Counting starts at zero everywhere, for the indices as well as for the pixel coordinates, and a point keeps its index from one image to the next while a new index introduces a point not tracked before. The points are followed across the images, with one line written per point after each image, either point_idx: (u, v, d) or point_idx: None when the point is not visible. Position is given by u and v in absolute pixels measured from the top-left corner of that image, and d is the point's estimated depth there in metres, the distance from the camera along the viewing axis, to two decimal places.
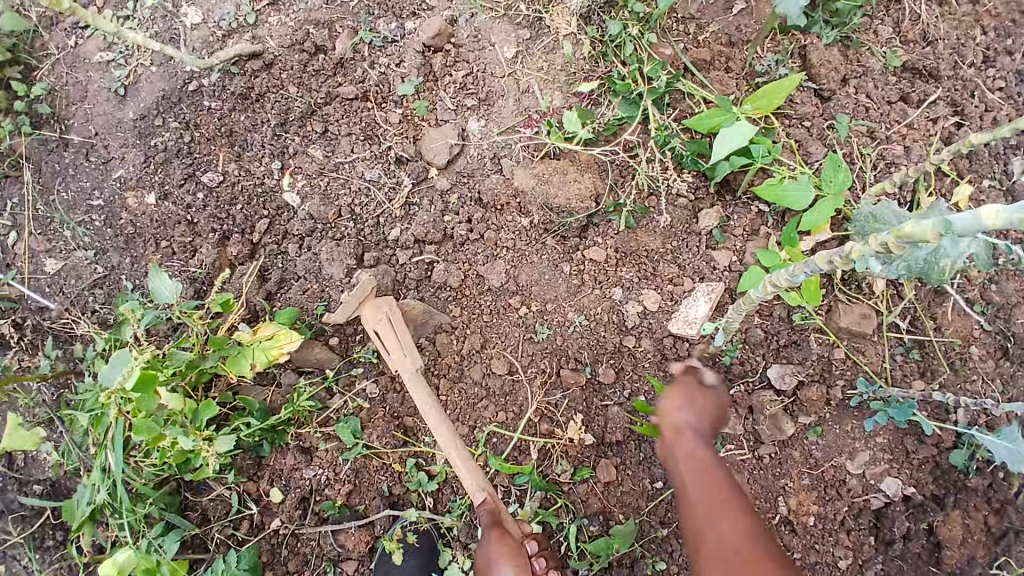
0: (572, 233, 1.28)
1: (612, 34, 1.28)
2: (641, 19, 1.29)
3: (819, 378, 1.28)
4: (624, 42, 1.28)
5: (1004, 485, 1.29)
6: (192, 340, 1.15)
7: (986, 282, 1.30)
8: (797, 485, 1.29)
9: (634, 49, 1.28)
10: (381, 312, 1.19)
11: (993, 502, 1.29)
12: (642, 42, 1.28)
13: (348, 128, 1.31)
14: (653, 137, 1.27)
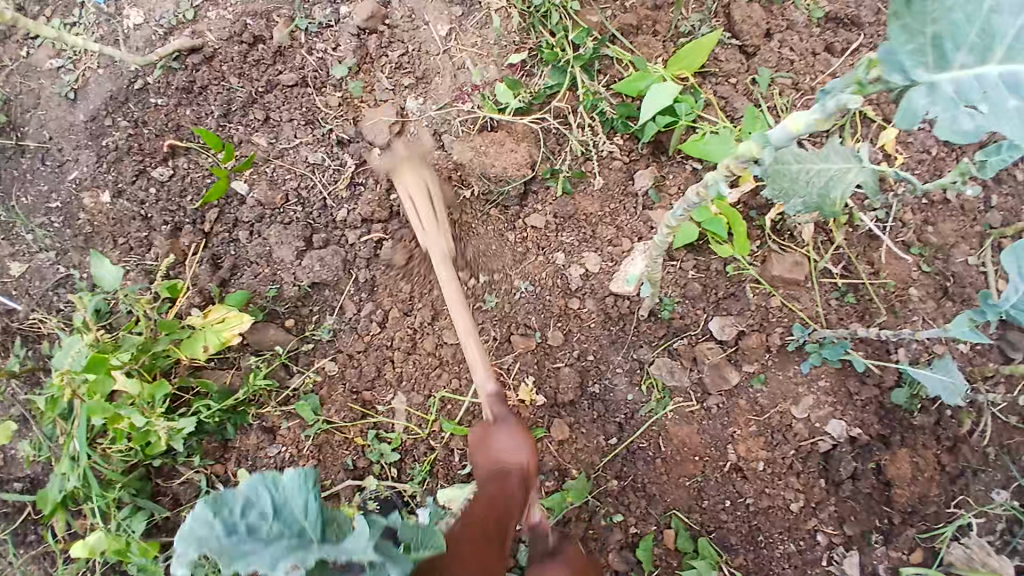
0: (511, 201, 1.33)
1: (540, 4, 1.33)
2: None
3: (760, 328, 1.32)
4: (549, 12, 1.33)
5: (953, 423, 1.33)
6: (143, 324, 1.22)
7: (921, 224, 1.34)
8: (744, 433, 1.33)
9: (559, 18, 1.33)
10: (425, 183, 1.28)
11: (944, 441, 1.33)
12: (567, 10, 1.33)
13: (290, 113, 1.35)
14: (582, 102, 1.32)
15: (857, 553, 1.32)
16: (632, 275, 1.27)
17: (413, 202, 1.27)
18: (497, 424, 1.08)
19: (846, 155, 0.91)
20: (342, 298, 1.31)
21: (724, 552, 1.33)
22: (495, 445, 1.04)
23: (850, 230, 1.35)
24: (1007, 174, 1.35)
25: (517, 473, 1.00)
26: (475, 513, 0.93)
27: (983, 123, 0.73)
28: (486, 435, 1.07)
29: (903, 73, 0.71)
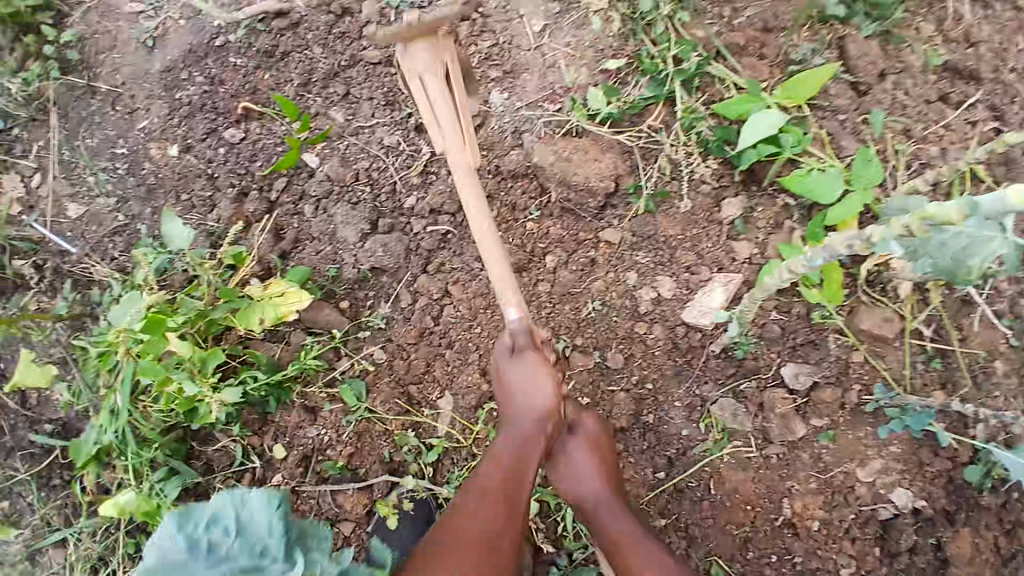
0: (589, 211, 1.28)
1: (647, 9, 1.27)
2: None
3: (834, 381, 1.24)
4: (654, 21, 1.27)
5: (1018, 507, 1.24)
6: (203, 289, 1.17)
7: (1015, 294, 1.25)
8: (802, 488, 1.24)
9: (665, 28, 1.27)
10: (484, 201, 1.25)
11: (1004, 523, 1.24)
12: (672, 22, 1.27)
13: (370, 91, 1.30)
14: (679, 120, 1.25)
15: None
16: (720, 311, 1.22)
17: (475, 223, 1.23)
18: (512, 358, 1.02)
19: (990, 220, 0.77)
20: (398, 288, 1.25)
21: None
22: (510, 382, 1.02)
23: (946, 290, 1.26)
24: None
25: (529, 410, 1.01)
26: (502, 450, 1.01)
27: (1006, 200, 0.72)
28: (503, 374, 1.04)
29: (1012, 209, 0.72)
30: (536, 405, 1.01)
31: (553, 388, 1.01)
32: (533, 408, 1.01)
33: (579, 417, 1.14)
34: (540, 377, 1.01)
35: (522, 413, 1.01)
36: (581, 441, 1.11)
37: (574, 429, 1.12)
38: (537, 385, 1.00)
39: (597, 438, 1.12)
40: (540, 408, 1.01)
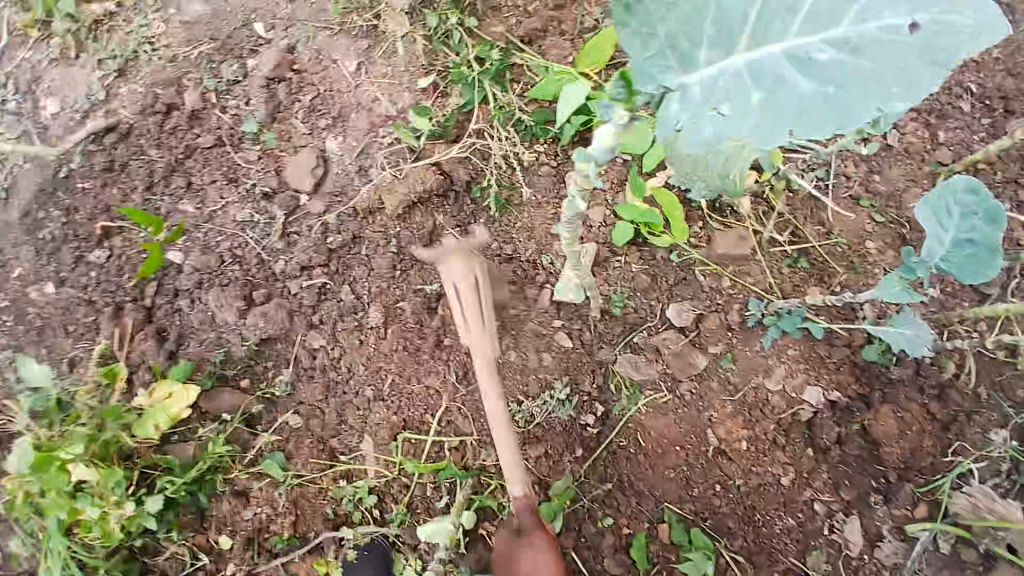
0: (449, 224, 1.31)
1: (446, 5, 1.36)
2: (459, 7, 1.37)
3: (715, 312, 1.31)
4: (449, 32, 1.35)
5: (935, 370, 1.34)
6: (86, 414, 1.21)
7: (867, 172, 1.32)
8: (722, 413, 1.33)
9: (461, 36, 1.35)
10: (471, 272, 1.21)
11: (931, 390, 1.33)
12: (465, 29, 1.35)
13: (210, 175, 1.33)
14: (495, 115, 1.32)
15: (859, 517, 1.32)
16: (562, 282, 1.26)
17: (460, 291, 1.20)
18: (522, 541, 1.16)
19: None
20: (294, 350, 1.29)
21: (722, 537, 1.32)
22: (506, 485, 1.17)
23: (790, 194, 1.33)
24: (950, 108, 1.37)
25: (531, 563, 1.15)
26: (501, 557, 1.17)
27: (721, 130, 0.79)
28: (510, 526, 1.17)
29: (652, 80, 0.80)
30: (523, 504, 1.17)
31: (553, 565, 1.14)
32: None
33: (525, 504, 1.22)
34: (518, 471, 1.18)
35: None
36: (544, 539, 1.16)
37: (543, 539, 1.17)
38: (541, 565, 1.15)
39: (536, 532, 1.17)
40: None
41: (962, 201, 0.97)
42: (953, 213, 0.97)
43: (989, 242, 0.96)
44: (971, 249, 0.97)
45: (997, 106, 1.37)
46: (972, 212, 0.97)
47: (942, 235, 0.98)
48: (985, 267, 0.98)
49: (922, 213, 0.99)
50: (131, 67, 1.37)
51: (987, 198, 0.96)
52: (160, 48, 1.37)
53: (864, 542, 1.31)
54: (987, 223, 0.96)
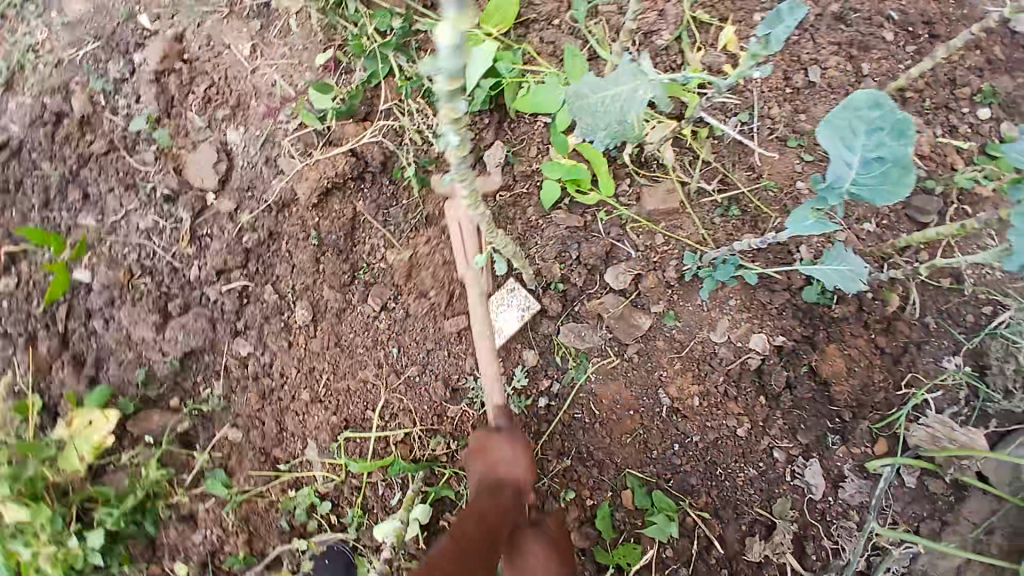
0: (370, 211, 1.26)
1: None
2: None
3: (651, 273, 1.28)
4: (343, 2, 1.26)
5: (882, 305, 1.31)
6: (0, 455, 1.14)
7: (792, 114, 1.28)
8: (671, 373, 1.30)
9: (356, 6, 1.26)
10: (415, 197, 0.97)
11: (879, 324, 1.31)
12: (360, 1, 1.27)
13: (110, 184, 1.25)
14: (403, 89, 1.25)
15: (819, 459, 1.31)
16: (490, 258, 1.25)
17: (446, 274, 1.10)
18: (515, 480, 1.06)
19: (633, 72, 0.98)
20: (223, 359, 1.24)
21: (684, 496, 1.31)
22: (497, 458, 1.06)
23: (715, 141, 1.29)
24: (874, 38, 1.30)
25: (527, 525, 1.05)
26: (480, 504, 0.99)
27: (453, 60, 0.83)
28: (488, 442, 1.09)
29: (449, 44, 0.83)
30: (513, 481, 1.03)
31: (528, 468, 1.06)
32: (516, 480, 1.03)
33: (535, 468, 1.13)
34: (519, 452, 1.07)
35: (506, 486, 1.02)
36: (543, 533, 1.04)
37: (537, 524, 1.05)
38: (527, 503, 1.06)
39: (535, 487, 1.05)
40: (522, 479, 1.04)
41: (864, 118, 0.93)
42: (858, 132, 0.94)
43: (899, 157, 0.93)
44: (882, 167, 0.94)
45: (921, 32, 1.31)
46: (877, 130, 0.93)
47: (850, 157, 0.95)
48: (897, 185, 0.95)
49: (828, 139, 0.95)
50: (14, 78, 1.27)
51: (892, 112, 0.91)
52: (43, 54, 1.27)
53: (826, 484, 1.30)
54: (895, 138, 0.92)
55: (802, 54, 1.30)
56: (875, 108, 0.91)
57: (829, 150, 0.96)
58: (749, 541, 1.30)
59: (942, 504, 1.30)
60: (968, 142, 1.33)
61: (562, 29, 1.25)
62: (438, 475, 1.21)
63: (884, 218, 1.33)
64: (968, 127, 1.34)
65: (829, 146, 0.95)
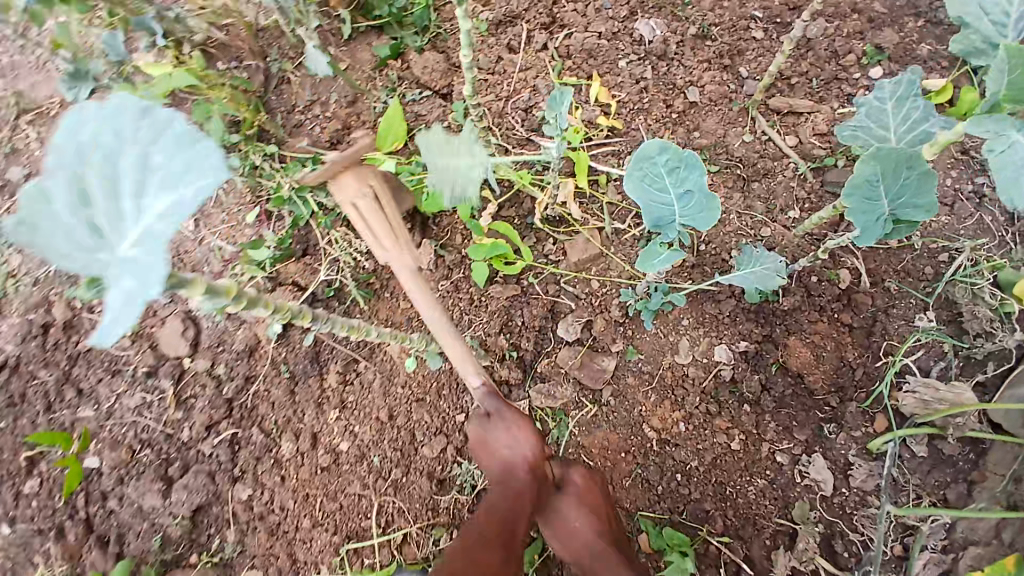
0: (326, 331, 1.33)
1: (238, 143, 1.33)
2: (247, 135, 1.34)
3: (600, 325, 1.32)
4: (249, 158, 1.33)
5: (832, 286, 1.32)
6: None
7: (687, 131, 1.35)
8: (650, 405, 1.32)
9: (264, 160, 1.33)
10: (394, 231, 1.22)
11: (834, 303, 1.32)
12: (266, 155, 1.34)
13: (97, 375, 1.37)
14: (324, 225, 1.33)
15: (821, 452, 1.30)
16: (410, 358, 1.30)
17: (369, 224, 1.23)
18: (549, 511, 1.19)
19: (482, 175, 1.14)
20: (229, 507, 1.30)
21: (701, 524, 1.30)
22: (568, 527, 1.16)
23: (620, 183, 1.34)
24: (743, 41, 1.38)
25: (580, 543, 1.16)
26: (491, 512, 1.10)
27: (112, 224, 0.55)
28: (548, 503, 1.19)
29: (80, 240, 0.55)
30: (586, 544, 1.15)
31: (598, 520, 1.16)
32: (584, 543, 1.15)
33: (567, 473, 1.22)
34: (582, 512, 1.16)
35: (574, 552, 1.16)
36: (572, 496, 1.18)
37: (561, 489, 1.20)
38: (573, 527, 1.16)
39: (587, 488, 1.19)
40: (590, 537, 1.15)
41: (655, 163, 0.95)
42: (659, 176, 0.96)
43: (703, 187, 0.96)
44: (693, 199, 0.96)
45: (787, 19, 1.39)
46: (676, 167, 0.95)
47: (664, 196, 0.98)
48: (713, 210, 0.97)
49: (636, 189, 0.97)
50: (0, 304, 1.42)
51: (677, 151, 0.94)
52: (24, 277, 1.43)
53: (834, 476, 1.29)
54: (693, 171, 0.94)
55: (677, 80, 1.36)
56: (662, 152, 0.94)
57: (642, 201, 0.97)
58: (775, 556, 1.28)
59: (965, 466, 1.26)
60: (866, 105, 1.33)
61: (450, 129, 1.34)
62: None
63: (811, 198, 1.32)
64: (862, 91, 1.36)
65: (639, 196, 0.98)
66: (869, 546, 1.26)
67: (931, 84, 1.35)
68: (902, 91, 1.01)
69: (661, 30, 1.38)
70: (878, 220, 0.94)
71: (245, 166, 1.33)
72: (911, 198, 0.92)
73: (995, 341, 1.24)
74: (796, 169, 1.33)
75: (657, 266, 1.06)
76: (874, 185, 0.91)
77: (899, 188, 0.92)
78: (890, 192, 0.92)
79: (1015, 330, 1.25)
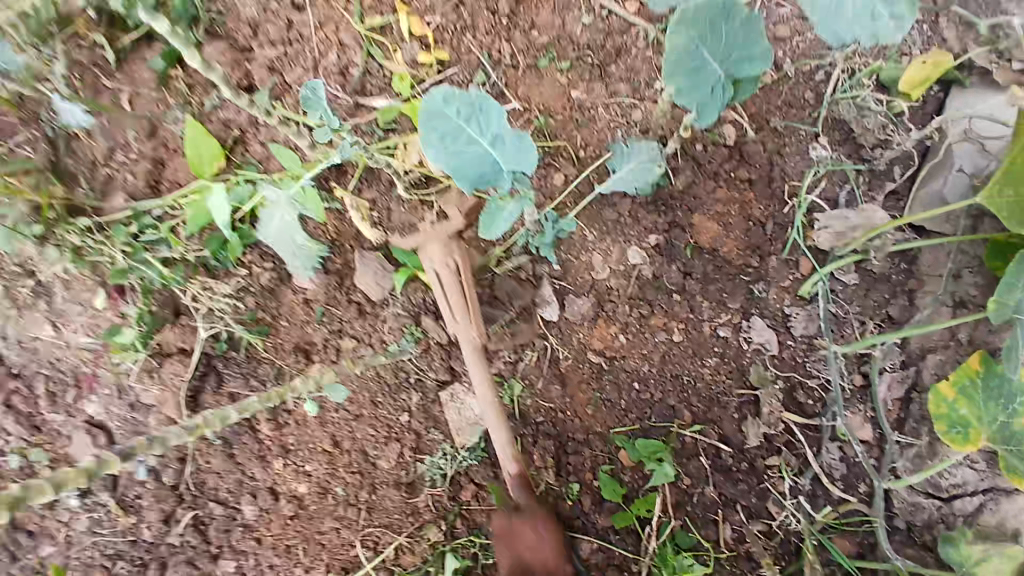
0: (238, 384, 1.24)
1: (45, 231, 1.19)
2: (53, 216, 1.20)
3: (504, 276, 1.24)
4: (64, 238, 1.20)
5: (728, 142, 1.19)
6: None
7: (523, 33, 1.20)
8: (585, 329, 1.24)
9: (82, 237, 1.20)
10: (451, 256, 1.17)
11: (734, 158, 1.20)
12: (82, 231, 1.20)
13: (29, 517, 1.26)
14: (178, 281, 1.21)
15: (761, 313, 1.22)
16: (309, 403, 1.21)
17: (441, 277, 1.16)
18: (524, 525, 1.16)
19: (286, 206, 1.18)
20: None
21: (672, 421, 1.24)
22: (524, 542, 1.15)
23: None
24: None
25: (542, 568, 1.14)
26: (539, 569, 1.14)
27: None
28: (515, 531, 1.15)
29: None
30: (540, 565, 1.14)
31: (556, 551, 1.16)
32: (545, 563, 1.14)
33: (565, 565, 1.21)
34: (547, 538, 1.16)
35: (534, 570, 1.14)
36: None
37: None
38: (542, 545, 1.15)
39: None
40: (551, 561, 1.15)
41: (449, 118, 1.06)
42: (459, 127, 1.06)
43: (508, 132, 1.07)
44: (505, 142, 1.07)
45: None
46: (468, 117, 1.06)
47: (472, 146, 1.07)
48: (524, 150, 1.08)
49: (438, 145, 1.06)
50: None
51: (462, 99, 1.06)
52: None
53: (779, 333, 1.22)
54: (486, 116, 1.06)
55: None
56: (450, 105, 1.06)
57: (450, 157, 1.07)
58: (745, 426, 1.23)
59: (900, 277, 1.19)
60: None
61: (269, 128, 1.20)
62: (467, 555, 1.23)
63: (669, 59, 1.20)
64: None
65: (446, 154, 1.07)
66: (830, 388, 1.22)
67: None
68: None
69: None
70: (718, 87, 1.01)
71: (67, 252, 1.20)
72: (739, 49, 1.00)
73: (894, 147, 1.18)
74: (646, 38, 1.19)
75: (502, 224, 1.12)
76: (693, 49, 0.99)
77: (722, 47, 0.99)
78: (721, 51, 0.99)
79: (910, 130, 1.18)
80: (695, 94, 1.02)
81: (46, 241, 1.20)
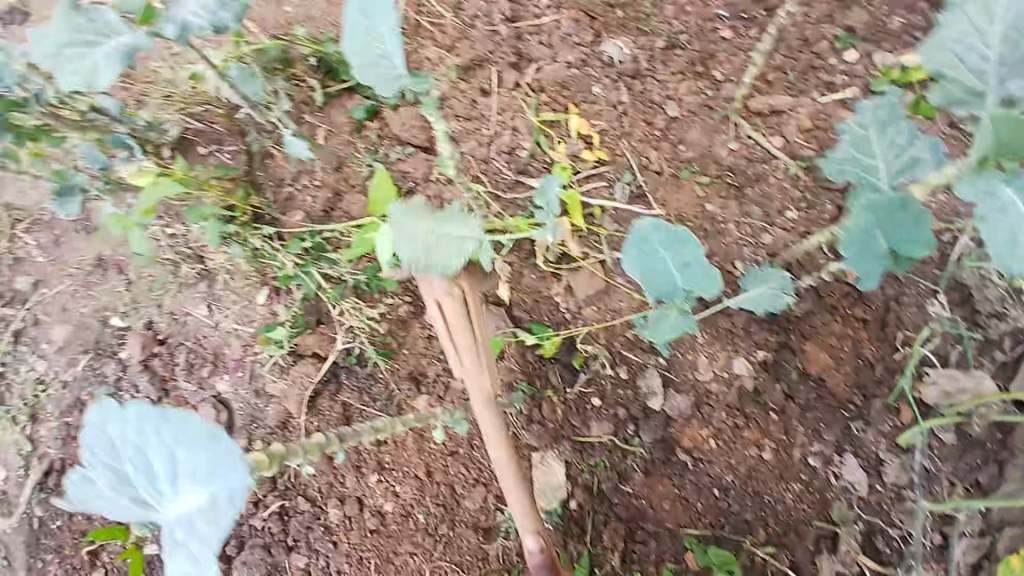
0: (353, 400, 1.35)
1: (235, 229, 1.36)
2: (242, 217, 1.37)
3: (620, 358, 1.33)
4: (246, 238, 1.36)
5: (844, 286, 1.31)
6: None
7: (675, 145, 1.34)
8: (681, 422, 1.30)
9: (260, 239, 1.37)
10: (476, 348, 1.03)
11: (848, 300, 1.30)
12: (263, 235, 1.37)
13: None
14: (334, 298, 1.36)
15: (852, 451, 1.27)
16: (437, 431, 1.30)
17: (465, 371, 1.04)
18: None
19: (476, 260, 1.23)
20: None
21: (745, 535, 1.27)
22: None
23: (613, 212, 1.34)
24: (714, 45, 1.39)
25: None
26: None
27: None
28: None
29: None
30: None
31: None
32: None
33: None
34: None
35: None
36: None
37: None
38: None
39: None
40: None
41: (653, 242, 1.00)
42: (657, 252, 1.01)
43: (699, 260, 1.02)
44: (693, 269, 1.02)
45: (755, 13, 1.42)
46: (670, 244, 1.01)
47: (666, 270, 1.02)
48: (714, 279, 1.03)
49: (637, 267, 1.01)
50: (29, 413, 1.42)
51: (668, 229, 1.00)
52: (51, 383, 1.43)
53: (868, 475, 1.26)
54: (687, 246, 1.01)
55: (654, 96, 1.36)
56: (656, 230, 1.00)
57: (645, 280, 1.02)
58: (820, 559, 1.25)
59: (994, 446, 1.25)
60: (846, 92, 1.34)
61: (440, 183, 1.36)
62: None
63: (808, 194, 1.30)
64: (841, 78, 1.36)
65: (642, 276, 1.02)
66: (909, 540, 1.25)
67: (907, 61, 1.35)
68: (884, 116, 1.04)
69: (629, 48, 1.39)
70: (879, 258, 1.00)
71: (247, 250, 1.37)
72: (909, 233, 0.98)
73: (1009, 320, 1.26)
74: (788, 170, 1.31)
75: (671, 335, 1.09)
76: (869, 230, 0.98)
77: (898, 228, 0.98)
78: (890, 234, 0.99)
79: None
80: (857, 260, 1.00)
81: (232, 239, 1.37)
